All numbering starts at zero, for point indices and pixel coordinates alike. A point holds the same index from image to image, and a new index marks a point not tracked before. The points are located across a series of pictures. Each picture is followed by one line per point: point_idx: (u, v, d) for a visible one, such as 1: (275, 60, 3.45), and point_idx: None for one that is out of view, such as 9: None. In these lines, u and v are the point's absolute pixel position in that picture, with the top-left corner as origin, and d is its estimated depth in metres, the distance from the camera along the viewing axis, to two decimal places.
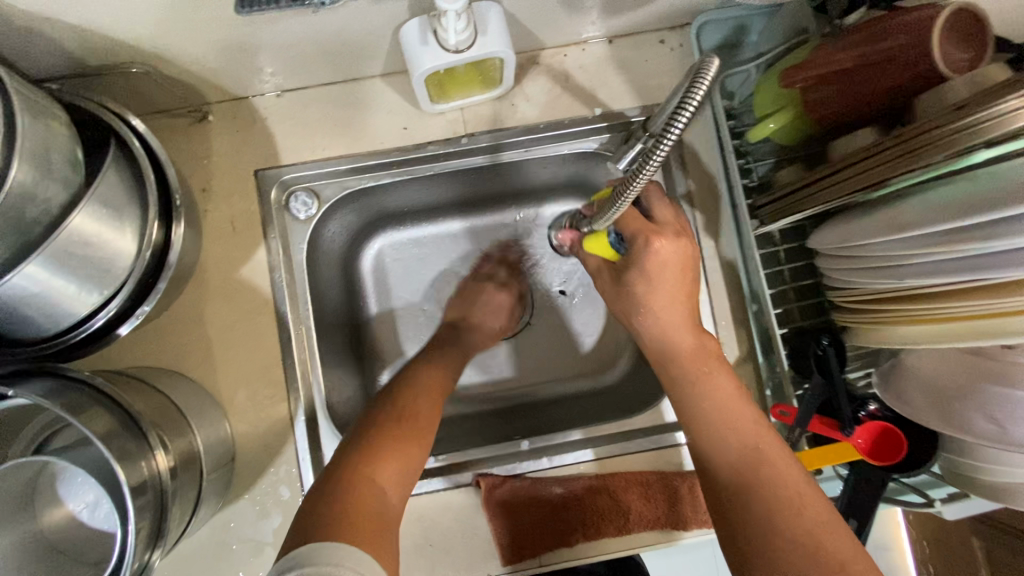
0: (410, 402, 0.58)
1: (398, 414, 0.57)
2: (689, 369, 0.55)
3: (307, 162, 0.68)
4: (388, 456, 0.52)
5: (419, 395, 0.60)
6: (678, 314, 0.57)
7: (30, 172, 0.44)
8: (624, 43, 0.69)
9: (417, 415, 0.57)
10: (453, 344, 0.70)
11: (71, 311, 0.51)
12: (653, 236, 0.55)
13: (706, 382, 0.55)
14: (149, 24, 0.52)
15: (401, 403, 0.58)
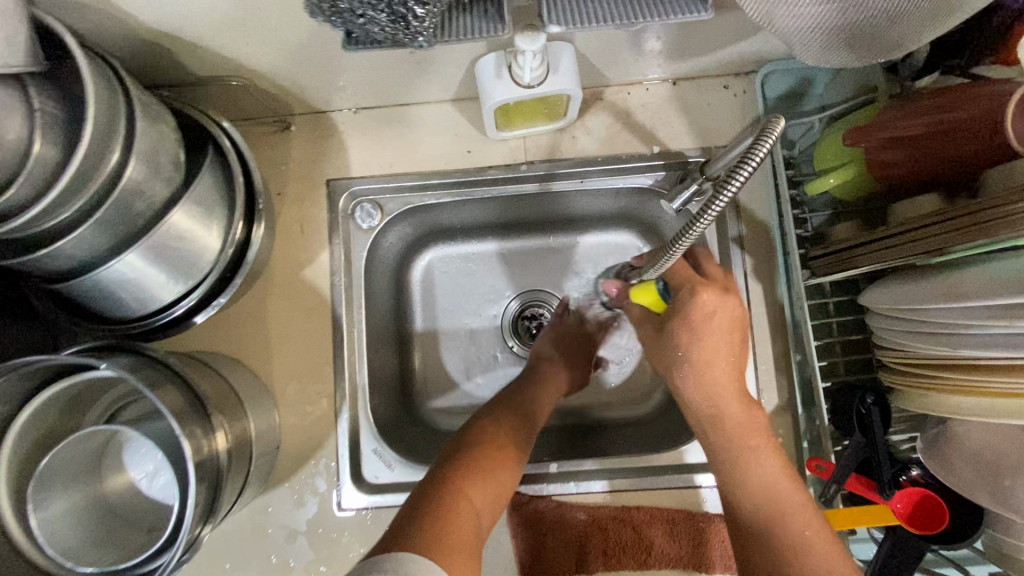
0: (506, 431, 0.62)
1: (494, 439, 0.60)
2: (735, 441, 0.53)
3: (376, 175, 0.72)
4: (485, 482, 0.56)
5: (513, 427, 0.63)
6: (725, 375, 0.54)
7: (141, 170, 0.49)
8: (687, 85, 0.70)
9: (508, 447, 0.61)
10: (530, 385, 0.71)
11: (158, 296, 0.56)
12: (698, 286, 0.54)
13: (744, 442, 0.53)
14: (257, 46, 0.57)
15: (496, 426, 0.62)
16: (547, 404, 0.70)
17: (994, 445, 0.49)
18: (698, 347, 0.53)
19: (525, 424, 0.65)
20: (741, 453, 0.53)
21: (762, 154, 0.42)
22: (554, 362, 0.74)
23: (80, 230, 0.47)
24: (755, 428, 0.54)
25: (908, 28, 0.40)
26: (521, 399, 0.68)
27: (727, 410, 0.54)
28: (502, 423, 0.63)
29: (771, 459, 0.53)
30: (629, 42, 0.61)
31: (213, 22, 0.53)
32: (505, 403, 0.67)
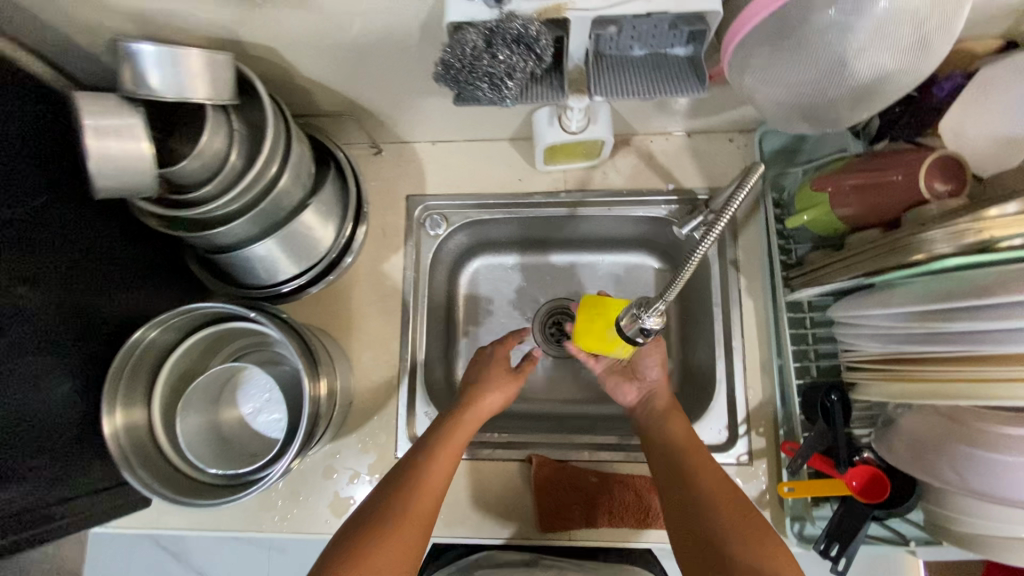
0: (404, 504, 0.64)
1: (393, 511, 0.63)
2: (675, 428, 0.73)
3: (445, 193, 0.91)
4: (376, 559, 0.59)
5: (409, 506, 0.64)
6: (665, 384, 0.79)
7: (294, 177, 0.69)
8: (700, 136, 0.87)
9: (403, 530, 0.62)
10: (451, 429, 0.72)
11: (286, 271, 0.75)
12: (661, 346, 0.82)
13: (682, 433, 0.72)
14: (375, 95, 0.77)
15: (391, 509, 0.63)
16: (457, 451, 0.71)
17: (924, 428, 0.63)
18: (651, 361, 0.80)
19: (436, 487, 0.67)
20: (673, 443, 0.71)
21: (742, 195, 0.63)
22: (490, 378, 0.78)
23: (249, 216, 0.66)
24: (687, 426, 0.73)
25: (841, 112, 0.55)
26: (421, 468, 0.67)
27: (667, 410, 0.76)
28: (397, 504, 0.64)
29: (705, 457, 0.70)
30: (654, 103, 0.78)
31: (350, 79, 0.73)
32: (410, 466, 0.68)
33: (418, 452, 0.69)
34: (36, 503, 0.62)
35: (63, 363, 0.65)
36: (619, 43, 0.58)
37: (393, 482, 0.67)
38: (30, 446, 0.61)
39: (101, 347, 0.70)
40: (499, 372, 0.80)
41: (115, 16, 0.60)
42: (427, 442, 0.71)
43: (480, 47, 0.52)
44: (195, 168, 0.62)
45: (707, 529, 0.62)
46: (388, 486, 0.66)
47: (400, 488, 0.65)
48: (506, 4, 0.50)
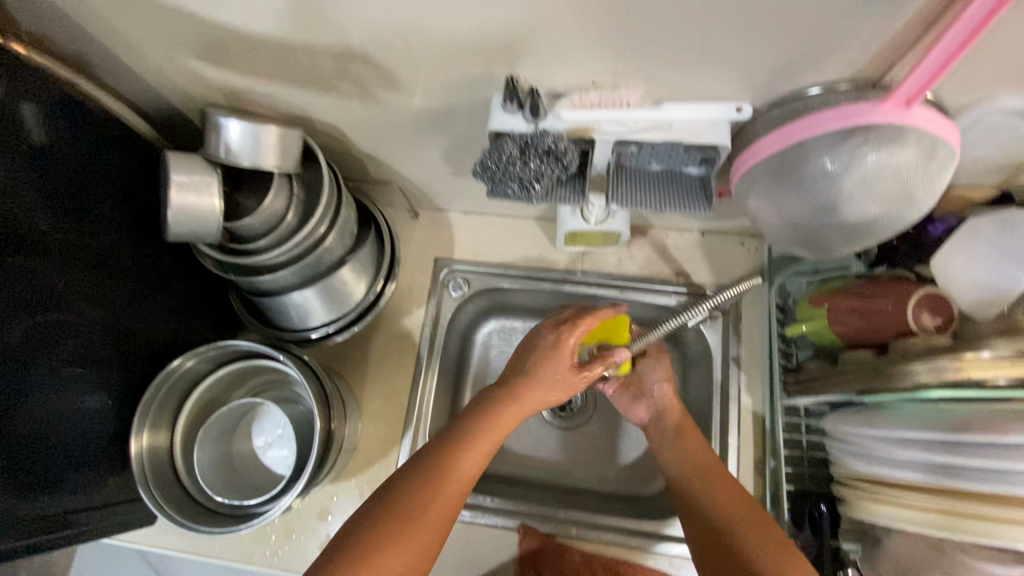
0: (434, 484, 0.63)
1: (424, 483, 0.62)
2: (685, 445, 0.77)
3: (470, 260, 0.98)
4: (402, 537, 0.58)
5: (442, 484, 0.63)
6: (675, 401, 0.84)
7: (337, 238, 0.76)
8: (714, 236, 0.93)
9: (427, 513, 0.60)
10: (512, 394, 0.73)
11: (316, 318, 0.82)
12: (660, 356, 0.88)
13: (694, 449, 0.76)
14: (419, 172, 0.86)
15: (420, 487, 0.62)
16: (511, 422, 0.71)
17: (908, 553, 0.63)
18: (657, 376, 0.86)
19: (461, 471, 0.65)
20: (688, 461, 0.75)
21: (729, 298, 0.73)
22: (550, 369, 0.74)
23: (293, 268, 0.73)
24: (701, 442, 0.77)
25: (837, 243, 0.60)
26: (455, 454, 0.66)
27: (674, 419, 0.82)
28: (423, 477, 0.63)
29: (722, 474, 0.72)
30: None
31: (398, 157, 0.82)
32: (450, 440, 0.67)
33: (432, 466, 0.64)
34: (51, 510, 0.65)
35: (101, 382, 0.71)
36: (639, 158, 0.65)
37: (432, 451, 0.66)
38: (62, 451, 0.66)
39: (139, 370, 0.77)
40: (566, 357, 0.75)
41: (210, 92, 0.71)
42: (446, 449, 0.66)
43: (515, 155, 0.59)
44: (253, 224, 0.70)
45: (731, 545, 0.63)
46: (431, 447, 0.67)
47: (432, 459, 0.65)
48: (543, 120, 0.58)
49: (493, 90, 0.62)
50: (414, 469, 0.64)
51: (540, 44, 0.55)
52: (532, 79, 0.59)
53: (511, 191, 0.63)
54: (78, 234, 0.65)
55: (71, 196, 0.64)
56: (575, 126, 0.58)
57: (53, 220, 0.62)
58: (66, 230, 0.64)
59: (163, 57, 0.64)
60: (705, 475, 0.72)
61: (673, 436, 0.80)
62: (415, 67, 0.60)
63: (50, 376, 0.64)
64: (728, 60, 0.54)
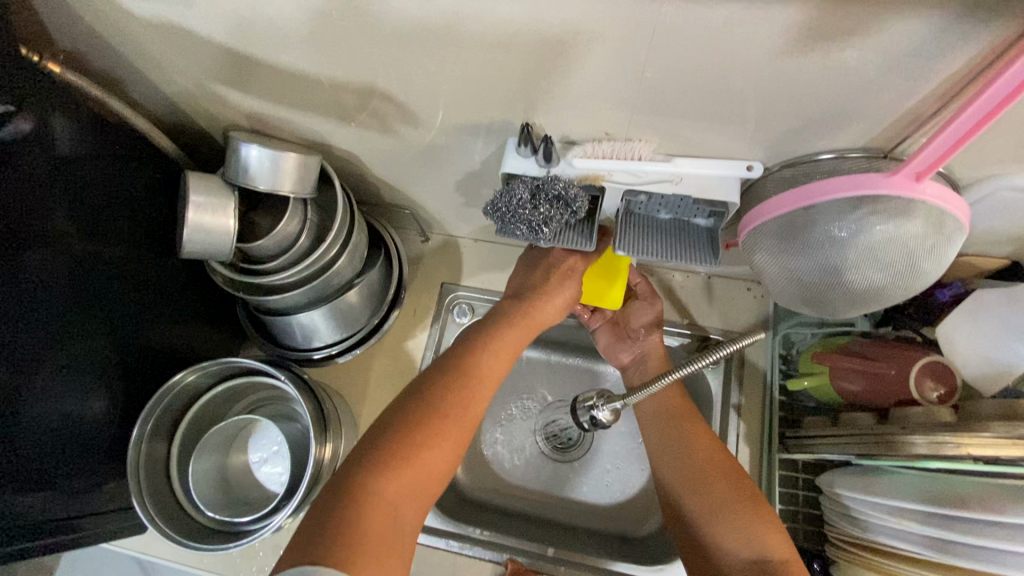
0: (466, 379, 0.66)
1: (458, 378, 0.66)
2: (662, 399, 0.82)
3: (476, 286, 0.98)
4: (447, 421, 0.62)
5: (472, 379, 0.67)
6: (657, 347, 0.88)
7: (347, 262, 0.78)
8: (719, 279, 0.93)
9: (463, 403, 0.65)
10: (518, 310, 0.76)
11: (319, 339, 0.83)
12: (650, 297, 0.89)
13: (669, 404, 0.81)
14: (430, 199, 0.87)
15: (454, 380, 0.66)
16: (525, 335, 0.76)
17: None
18: (644, 319, 0.88)
19: (489, 368, 0.69)
20: (665, 413, 0.81)
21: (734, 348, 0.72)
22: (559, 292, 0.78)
23: (300, 290, 0.75)
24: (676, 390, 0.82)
25: (839, 306, 0.61)
26: (479, 355, 0.70)
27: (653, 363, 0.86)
28: (455, 372, 0.67)
29: (694, 428, 0.77)
30: None
31: (411, 184, 0.83)
32: (476, 345, 0.71)
33: (464, 366, 0.68)
34: (39, 516, 0.65)
35: (100, 389, 0.72)
36: (648, 206, 0.66)
37: (460, 352, 0.70)
38: (61, 458, 0.67)
39: (138, 377, 0.77)
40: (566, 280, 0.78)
41: (233, 114, 0.72)
42: (473, 352, 0.70)
43: (525, 198, 0.60)
44: (266, 246, 0.72)
45: (703, 509, 0.70)
46: (458, 352, 0.70)
47: (458, 359, 0.69)
48: (554, 165, 0.60)
49: (508, 131, 0.63)
50: (441, 370, 0.67)
51: (558, 93, 0.56)
52: (548, 125, 0.60)
53: (517, 232, 0.63)
54: (92, 245, 0.66)
55: (89, 209, 0.65)
56: (586, 174, 0.60)
57: (70, 232, 0.64)
58: (81, 240, 0.65)
59: (193, 81, 0.66)
60: (680, 432, 0.78)
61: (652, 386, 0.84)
62: (434, 105, 0.62)
63: (52, 383, 0.64)
64: (742, 122, 0.55)
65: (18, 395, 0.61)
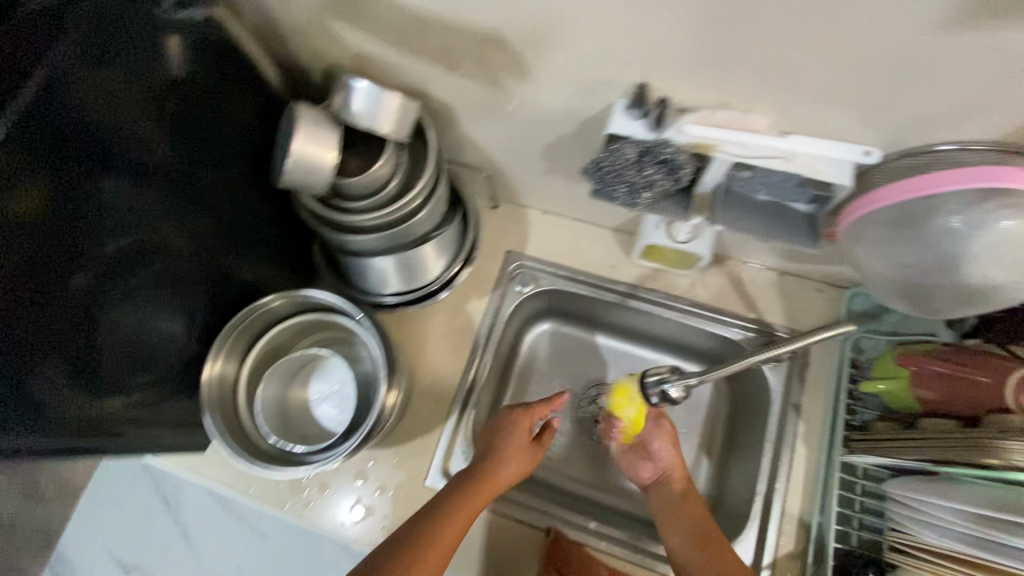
0: (429, 536, 0.71)
1: (419, 538, 0.71)
2: (676, 500, 0.83)
3: (540, 258, 0.98)
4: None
5: (435, 538, 0.71)
6: (677, 465, 0.87)
7: (429, 214, 0.79)
8: (792, 278, 0.91)
9: (424, 561, 0.69)
10: (483, 462, 0.79)
11: (391, 286, 0.86)
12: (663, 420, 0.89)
13: (683, 507, 0.81)
14: (511, 163, 0.87)
15: (414, 548, 0.70)
16: (485, 497, 0.77)
17: None
18: (659, 440, 0.89)
19: (452, 526, 0.73)
20: (683, 513, 0.81)
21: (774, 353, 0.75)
22: (506, 450, 0.81)
23: (386, 235, 0.76)
24: (699, 503, 0.82)
25: (942, 303, 0.60)
26: (441, 518, 0.73)
27: (670, 461, 0.87)
28: (421, 530, 0.72)
29: (707, 524, 0.78)
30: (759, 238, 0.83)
31: (498, 146, 0.83)
32: (442, 506, 0.75)
33: (427, 529, 0.72)
34: (112, 409, 0.67)
35: (184, 301, 0.75)
36: (749, 184, 0.65)
37: (427, 513, 0.74)
38: (125, 361, 0.68)
39: (207, 305, 0.79)
40: (524, 444, 0.82)
41: (340, 52, 0.73)
42: (433, 514, 0.74)
43: (632, 159, 0.61)
44: (360, 186, 0.72)
45: None
46: (429, 507, 0.75)
47: (426, 515, 0.74)
48: (665, 130, 0.59)
49: (616, 93, 0.63)
50: (412, 526, 0.73)
51: (685, 54, 0.55)
52: (666, 90, 0.60)
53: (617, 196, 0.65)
54: (203, 160, 0.70)
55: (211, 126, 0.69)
56: (697, 142, 0.58)
57: (187, 140, 0.67)
58: (197, 156, 0.68)
59: (310, 15, 0.67)
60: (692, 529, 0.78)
61: (657, 496, 0.86)
62: (548, 56, 0.61)
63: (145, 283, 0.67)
64: (872, 103, 0.54)
65: (103, 287, 0.62)
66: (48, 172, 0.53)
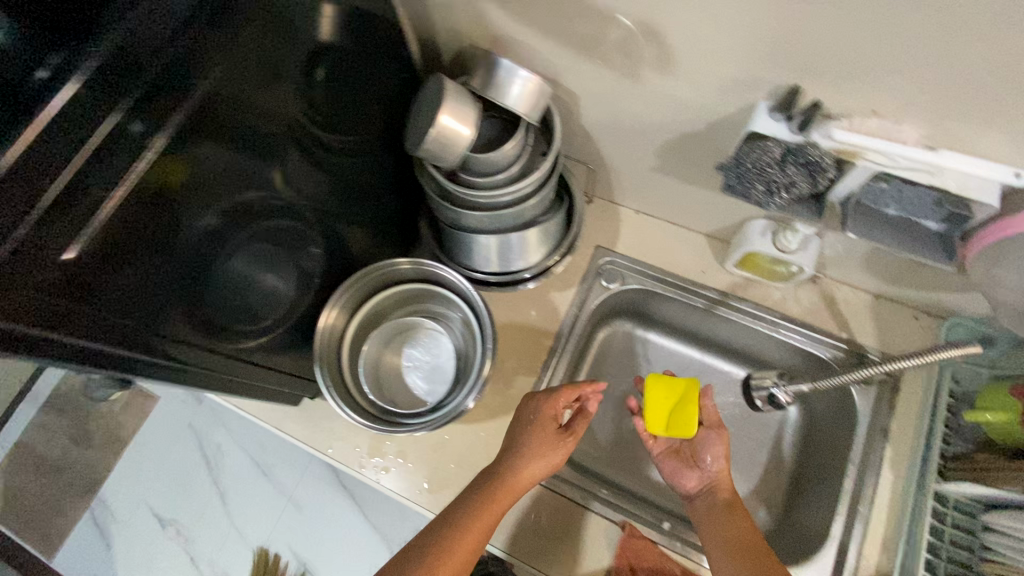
0: (442, 553, 0.70)
1: (434, 554, 0.70)
2: (718, 511, 0.79)
3: (630, 256, 0.99)
4: None
5: (450, 552, 0.70)
6: (726, 477, 0.83)
7: (540, 200, 0.80)
8: (887, 302, 0.91)
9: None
10: (497, 466, 0.77)
11: (490, 264, 0.88)
12: (718, 429, 0.85)
13: (725, 520, 0.77)
14: (621, 159, 0.88)
15: (428, 566, 0.70)
16: (505, 500, 0.74)
17: None
18: (712, 449, 0.85)
19: (469, 539, 0.71)
20: (728, 525, 0.76)
21: (868, 373, 0.75)
22: (532, 446, 0.77)
23: (496, 213, 0.78)
24: (748, 516, 0.77)
25: None
26: (454, 531, 0.72)
27: (718, 474, 0.83)
28: (433, 544, 0.71)
29: (752, 538, 0.74)
30: (864, 257, 0.83)
31: (613, 141, 0.85)
32: (455, 518, 0.73)
33: (440, 544, 0.71)
34: (225, 354, 0.66)
35: (294, 248, 0.73)
36: (879, 198, 0.65)
37: (439, 526, 0.73)
38: (241, 310, 0.67)
39: (313, 258, 0.78)
40: (547, 439, 0.78)
41: (481, 34, 0.76)
42: (447, 526, 0.72)
43: (774, 158, 0.63)
44: (484, 163, 0.75)
45: None
46: (445, 517, 0.74)
47: (438, 527, 0.73)
48: (809, 134, 0.60)
49: (760, 94, 0.64)
50: (424, 540, 0.73)
51: (848, 60, 0.56)
52: (816, 94, 0.61)
53: (754, 189, 0.67)
54: (329, 107, 0.67)
55: (337, 68, 0.66)
56: (844, 147, 0.59)
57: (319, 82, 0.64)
58: (324, 101, 0.66)
59: None
60: (734, 544, 0.73)
61: (697, 507, 0.82)
62: (699, 52, 0.63)
63: (264, 228, 0.65)
64: None
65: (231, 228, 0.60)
66: (203, 108, 0.50)
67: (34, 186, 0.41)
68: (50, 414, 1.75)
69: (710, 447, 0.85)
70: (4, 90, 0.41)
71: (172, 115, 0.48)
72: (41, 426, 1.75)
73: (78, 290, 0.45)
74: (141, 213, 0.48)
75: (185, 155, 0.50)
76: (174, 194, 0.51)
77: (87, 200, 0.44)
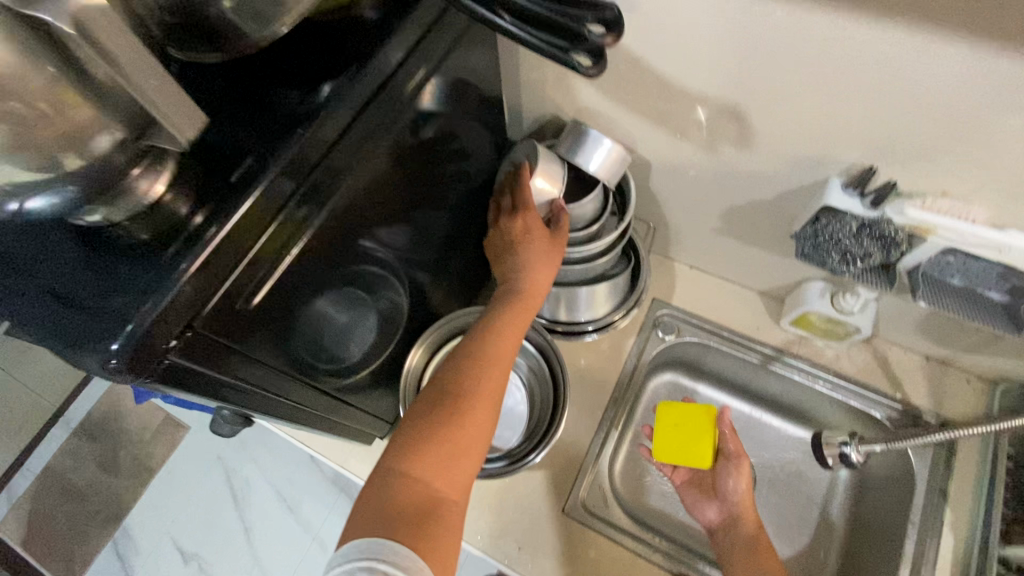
0: (483, 361, 0.67)
1: (473, 364, 0.66)
2: (740, 544, 0.80)
3: (685, 309, 1.03)
4: (473, 407, 0.63)
5: (489, 357, 0.67)
6: (748, 505, 0.84)
7: (611, 258, 0.85)
8: (939, 365, 0.94)
9: (482, 379, 0.65)
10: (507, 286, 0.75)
11: (557, 311, 0.93)
12: (738, 457, 0.86)
13: (749, 554, 0.78)
14: (684, 219, 0.94)
15: (468, 371, 0.66)
16: (526, 308, 0.73)
17: None
18: (732, 478, 0.85)
19: (503, 342, 0.69)
20: (754, 561, 0.76)
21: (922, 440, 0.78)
22: (534, 248, 0.74)
23: (572, 271, 0.83)
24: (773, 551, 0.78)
25: None
26: (488, 338, 0.69)
27: (738, 503, 0.84)
28: (466, 357, 0.67)
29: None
30: (920, 321, 0.87)
31: (679, 203, 0.91)
32: (484, 331, 0.70)
33: (474, 353, 0.68)
34: (332, 399, 0.70)
35: (397, 301, 0.77)
36: (944, 270, 0.70)
37: (470, 343, 0.69)
38: (351, 359, 0.71)
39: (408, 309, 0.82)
40: (543, 241, 0.75)
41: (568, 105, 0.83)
42: (476, 340, 0.69)
43: (851, 230, 0.69)
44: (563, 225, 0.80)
45: None
46: (467, 339, 0.70)
47: (463, 347, 0.69)
48: (883, 210, 0.66)
49: (833, 170, 0.70)
50: (447, 364, 0.68)
51: (921, 148, 0.62)
52: (889, 173, 0.67)
53: (830, 258, 0.74)
54: (442, 175, 0.73)
55: (452, 142, 0.72)
56: (915, 224, 0.65)
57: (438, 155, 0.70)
58: (439, 171, 0.71)
59: (558, 73, 0.78)
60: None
61: (719, 538, 0.83)
62: (780, 130, 0.69)
63: (380, 283, 0.69)
64: None
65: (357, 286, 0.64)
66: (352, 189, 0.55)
67: (229, 263, 0.46)
68: (78, 440, 1.73)
69: (734, 480, 0.85)
70: (214, 192, 0.47)
71: (330, 198, 0.53)
72: (68, 452, 1.72)
73: (235, 346, 0.49)
74: (292, 277, 0.53)
75: (335, 227, 0.55)
76: (324, 259, 0.56)
77: (257, 272, 0.49)
